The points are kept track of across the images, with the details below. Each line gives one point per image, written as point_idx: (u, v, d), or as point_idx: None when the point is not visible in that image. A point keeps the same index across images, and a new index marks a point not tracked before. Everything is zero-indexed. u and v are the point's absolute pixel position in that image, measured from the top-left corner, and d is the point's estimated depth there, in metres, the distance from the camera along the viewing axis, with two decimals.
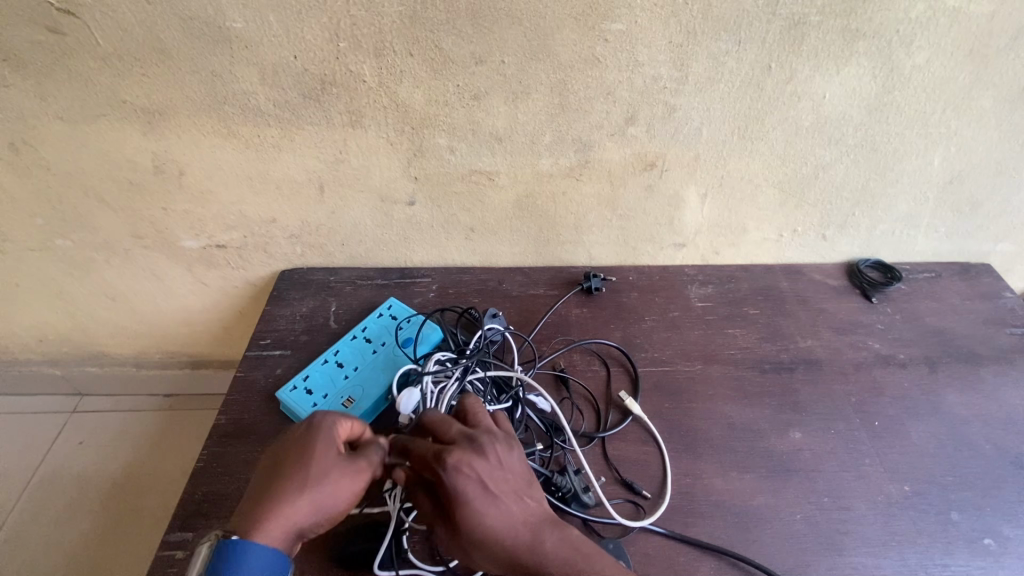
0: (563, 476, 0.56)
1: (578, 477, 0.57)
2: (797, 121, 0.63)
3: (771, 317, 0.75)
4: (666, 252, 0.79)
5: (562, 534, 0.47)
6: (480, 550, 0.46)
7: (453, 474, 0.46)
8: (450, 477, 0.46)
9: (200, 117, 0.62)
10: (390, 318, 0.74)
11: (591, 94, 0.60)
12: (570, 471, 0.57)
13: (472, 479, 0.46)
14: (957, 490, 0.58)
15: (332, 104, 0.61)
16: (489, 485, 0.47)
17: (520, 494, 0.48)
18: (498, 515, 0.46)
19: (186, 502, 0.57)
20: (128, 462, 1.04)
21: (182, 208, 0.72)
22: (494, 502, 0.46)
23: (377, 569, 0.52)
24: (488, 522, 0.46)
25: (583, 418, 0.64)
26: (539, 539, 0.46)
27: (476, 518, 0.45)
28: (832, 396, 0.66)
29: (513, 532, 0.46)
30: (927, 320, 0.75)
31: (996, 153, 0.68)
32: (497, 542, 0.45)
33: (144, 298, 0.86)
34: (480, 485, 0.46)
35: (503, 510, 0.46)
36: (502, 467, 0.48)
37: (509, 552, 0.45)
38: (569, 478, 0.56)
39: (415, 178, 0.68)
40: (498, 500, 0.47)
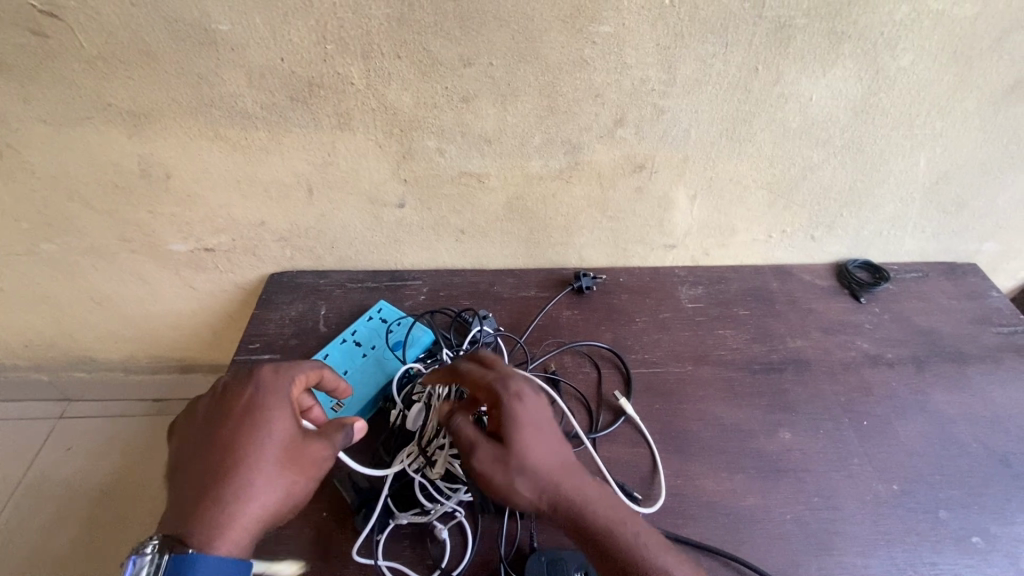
0: None
1: None
2: (784, 123, 0.64)
3: (761, 318, 0.75)
4: (657, 254, 0.79)
5: (598, 484, 0.50)
6: (523, 481, 0.47)
7: (512, 397, 0.49)
8: (512, 399, 0.49)
9: (187, 120, 0.62)
10: (380, 321, 0.73)
11: (580, 96, 0.60)
12: None
13: (527, 408, 0.49)
14: (944, 488, 0.59)
15: (320, 106, 0.60)
16: (539, 418, 0.50)
17: (561, 438, 0.51)
18: (546, 449, 0.49)
19: None
20: (117, 469, 1.03)
21: (170, 211, 0.72)
22: (544, 435, 0.49)
23: (355, 556, 0.52)
24: (536, 452, 0.48)
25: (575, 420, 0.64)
26: (580, 479, 0.49)
27: (526, 443, 0.48)
28: (821, 396, 0.66)
29: (559, 465, 0.49)
30: (915, 320, 0.75)
31: (981, 154, 0.68)
32: (543, 471, 0.48)
33: (132, 302, 0.85)
34: (532, 416, 0.49)
35: (547, 446, 0.49)
36: (547, 410, 0.52)
37: (552, 484, 0.48)
38: None
39: (405, 181, 0.68)
40: (547, 435, 0.50)
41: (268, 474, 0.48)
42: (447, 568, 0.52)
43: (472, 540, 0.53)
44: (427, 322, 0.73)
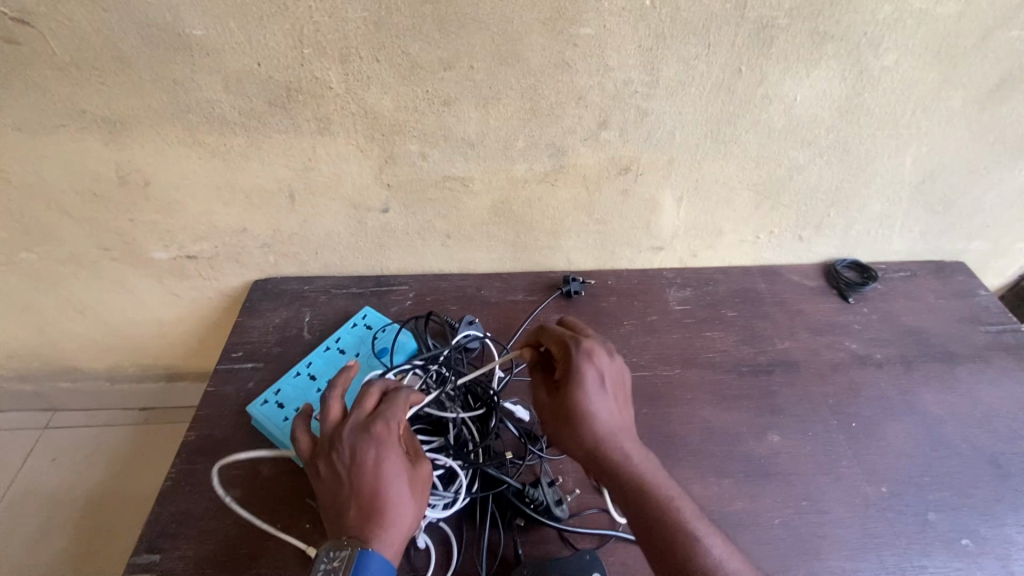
0: (535, 489, 0.55)
1: (552, 489, 0.56)
2: (769, 124, 0.63)
3: (749, 319, 0.75)
4: (644, 256, 0.79)
5: (645, 451, 0.52)
6: (575, 429, 0.51)
7: (583, 358, 0.52)
8: (580, 358, 0.52)
9: (164, 127, 0.61)
10: (365, 328, 0.72)
11: (563, 99, 0.60)
12: (544, 483, 0.56)
13: (595, 369, 0.52)
14: (934, 490, 0.58)
15: (299, 111, 0.60)
16: (605, 379, 0.53)
17: (622, 401, 0.54)
18: (605, 408, 0.52)
19: (154, 521, 0.55)
20: (104, 480, 1.02)
21: (150, 219, 0.71)
22: (604, 395, 0.52)
23: None
24: (594, 407, 0.51)
25: None
26: (628, 443, 0.51)
27: (587, 397, 0.51)
28: (810, 398, 0.66)
29: (612, 425, 0.52)
30: (903, 319, 0.75)
31: (966, 153, 0.68)
32: (594, 427, 0.51)
33: (114, 311, 0.84)
34: (599, 377, 0.52)
35: (609, 406, 0.52)
36: (618, 377, 0.54)
37: (599, 440, 0.51)
38: (542, 491, 0.55)
39: (388, 186, 0.67)
40: (608, 396, 0.53)
41: (413, 488, 0.49)
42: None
43: (455, 551, 0.53)
44: (412, 328, 0.72)
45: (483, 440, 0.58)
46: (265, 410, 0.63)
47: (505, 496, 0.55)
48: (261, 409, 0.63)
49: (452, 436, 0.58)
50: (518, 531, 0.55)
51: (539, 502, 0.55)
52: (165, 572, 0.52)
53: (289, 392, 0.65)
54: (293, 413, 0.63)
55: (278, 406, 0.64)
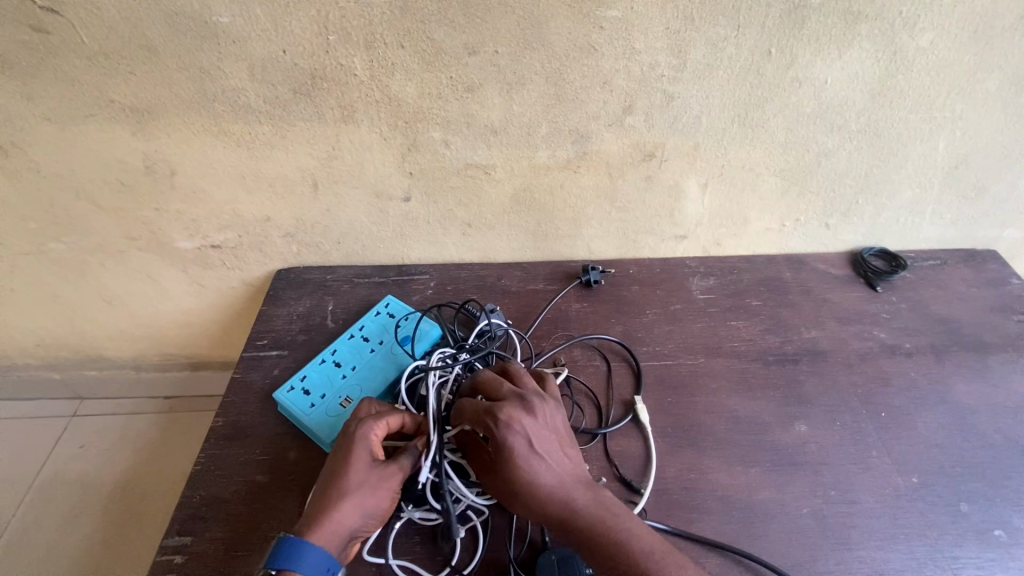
0: None
1: None
2: (798, 107, 0.62)
3: (774, 308, 0.74)
4: (667, 245, 0.78)
5: (595, 498, 0.49)
6: (521, 504, 0.49)
7: (505, 429, 0.49)
8: (501, 432, 0.49)
9: (190, 116, 0.61)
10: (388, 316, 0.73)
11: (587, 84, 0.59)
12: None
13: (521, 437, 0.49)
14: (966, 481, 0.57)
15: (323, 99, 0.60)
16: (534, 443, 0.49)
17: (561, 451, 0.51)
18: (541, 471, 0.49)
19: (185, 505, 0.56)
20: (130, 466, 1.04)
21: (175, 208, 0.71)
22: (536, 458, 0.49)
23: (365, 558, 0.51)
24: (533, 474, 0.48)
25: (583, 415, 0.62)
26: (575, 498, 0.48)
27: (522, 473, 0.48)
28: (838, 388, 0.65)
29: (558, 485, 0.49)
30: (933, 308, 0.73)
31: (1002, 137, 0.66)
32: (537, 494, 0.48)
33: (141, 300, 0.86)
34: (526, 441, 0.49)
35: (544, 470, 0.49)
36: (532, 431, 0.50)
37: (545, 503, 0.48)
38: None
39: (410, 174, 0.67)
40: (542, 457, 0.49)
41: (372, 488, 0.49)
42: (458, 566, 0.51)
43: (481, 536, 0.53)
44: (434, 317, 0.72)
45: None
46: (291, 396, 0.63)
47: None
48: (287, 395, 0.64)
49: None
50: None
51: None
52: (197, 554, 0.53)
53: (314, 379, 0.66)
54: (318, 400, 0.64)
55: (305, 393, 0.64)
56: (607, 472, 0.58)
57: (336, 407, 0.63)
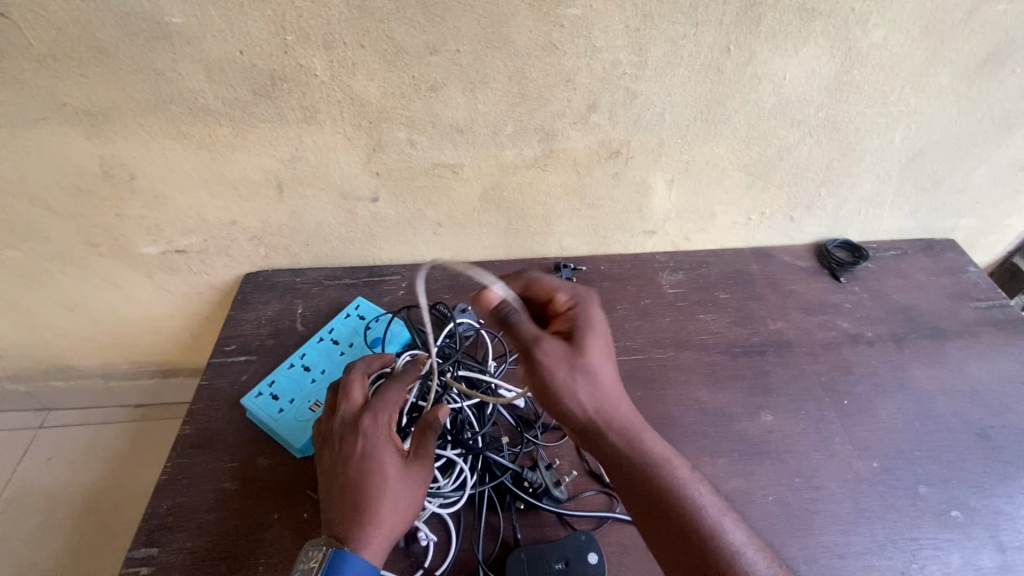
0: (534, 472, 0.56)
1: (550, 472, 0.57)
2: (759, 103, 0.63)
3: (741, 301, 0.75)
4: (637, 240, 0.79)
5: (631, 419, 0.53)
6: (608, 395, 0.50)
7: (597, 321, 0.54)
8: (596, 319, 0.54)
9: (147, 118, 0.60)
10: (358, 318, 0.72)
11: (550, 82, 0.59)
12: (542, 467, 0.57)
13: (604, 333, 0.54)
14: (925, 464, 0.59)
15: (284, 99, 0.59)
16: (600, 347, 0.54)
17: None
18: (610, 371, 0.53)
19: (152, 515, 0.55)
20: (101, 477, 1.02)
21: (136, 213, 0.70)
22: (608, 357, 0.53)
23: None
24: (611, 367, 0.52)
25: None
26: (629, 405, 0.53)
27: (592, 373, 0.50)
28: (803, 378, 0.66)
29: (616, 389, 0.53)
30: (894, 297, 0.75)
31: (955, 129, 0.68)
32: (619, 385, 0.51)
33: (106, 308, 0.84)
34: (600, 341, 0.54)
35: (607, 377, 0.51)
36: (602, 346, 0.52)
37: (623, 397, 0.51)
38: (540, 473, 0.56)
39: (377, 174, 0.67)
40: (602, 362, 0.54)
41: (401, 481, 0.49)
42: (430, 567, 0.52)
43: (454, 537, 0.53)
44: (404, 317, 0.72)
45: (482, 429, 0.57)
46: (259, 402, 0.63)
47: (503, 481, 0.55)
48: (255, 402, 0.63)
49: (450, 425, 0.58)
50: (517, 513, 0.55)
51: (538, 484, 0.56)
52: (165, 565, 0.52)
53: (283, 384, 0.65)
54: (287, 405, 0.63)
55: (273, 398, 0.63)
56: (579, 466, 0.59)
57: (305, 412, 0.63)
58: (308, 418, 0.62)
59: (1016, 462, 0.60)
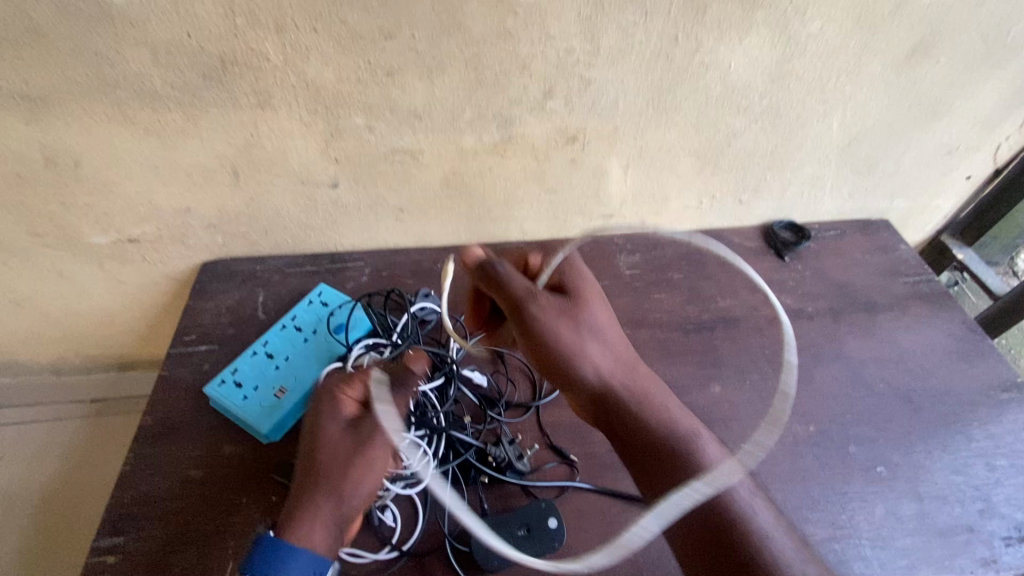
0: (498, 447, 0.59)
1: (513, 446, 0.59)
2: (706, 91, 0.66)
3: (693, 281, 0.79)
4: (596, 224, 0.81)
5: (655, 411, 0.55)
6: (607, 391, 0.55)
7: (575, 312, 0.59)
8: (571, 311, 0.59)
9: (91, 103, 0.58)
10: (321, 305, 0.72)
11: (507, 69, 0.60)
12: (505, 441, 0.59)
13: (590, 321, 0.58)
14: (855, 425, 0.64)
15: (236, 84, 0.58)
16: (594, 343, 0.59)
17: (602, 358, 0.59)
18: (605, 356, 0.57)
19: (115, 505, 0.55)
20: (57, 474, 0.98)
21: (84, 202, 0.68)
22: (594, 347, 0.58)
23: None
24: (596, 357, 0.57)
25: (516, 389, 0.65)
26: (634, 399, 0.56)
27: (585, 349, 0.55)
28: (749, 351, 0.71)
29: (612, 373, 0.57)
30: (833, 275, 0.81)
31: (887, 115, 0.73)
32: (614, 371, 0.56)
33: (54, 300, 0.81)
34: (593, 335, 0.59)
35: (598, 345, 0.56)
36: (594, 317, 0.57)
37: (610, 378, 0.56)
38: (503, 448, 0.58)
39: (335, 160, 0.66)
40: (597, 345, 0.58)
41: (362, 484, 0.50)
42: (397, 543, 0.54)
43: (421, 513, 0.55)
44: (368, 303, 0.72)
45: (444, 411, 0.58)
46: (222, 390, 0.63)
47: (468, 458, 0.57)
48: (218, 390, 0.63)
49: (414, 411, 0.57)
50: (482, 487, 0.58)
51: (501, 458, 0.58)
52: (132, 554, 0.53)
53: (246, 371, 0.65)
54: (251, 392, 0.63)
55: (236, 386, 0.63)
56: (540, 440, 0.61)
57: (269, 398, 0.63)
58: (272, 405, 0.62)
59: (935, 421, 0.66)
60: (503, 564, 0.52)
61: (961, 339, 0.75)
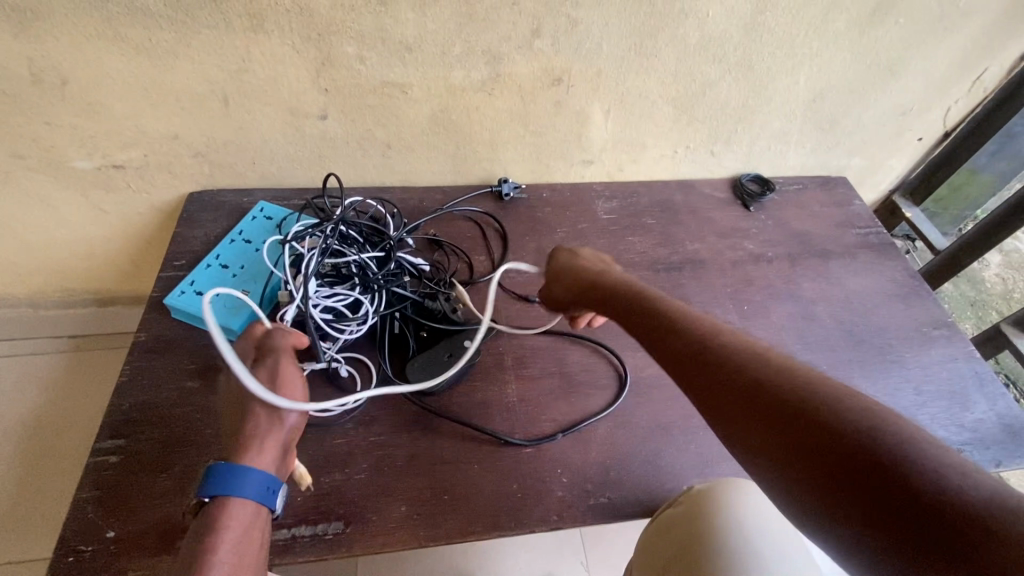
0: (434, 301, 0.66)
1: (449, 301, 0.67)
2: (684, 39, 0.69)
3: (665, 226, 0.84)
4: (576, 169, 0.85)
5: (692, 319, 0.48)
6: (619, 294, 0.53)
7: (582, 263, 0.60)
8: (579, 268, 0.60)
9: (80, 15, 0.58)
10: (265, 220, 0.75)
11: (496, 4, 0.63)
12: (441, 297, 0.66)
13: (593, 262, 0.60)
14: (803, 355, 0.71)
15: (229, 5, 0.59)
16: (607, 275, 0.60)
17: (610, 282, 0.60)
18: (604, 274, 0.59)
19: (115, 411, 0.58)
20: (39, 409, 0.99)
21: (69, 123, 0.67)
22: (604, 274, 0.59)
23: None
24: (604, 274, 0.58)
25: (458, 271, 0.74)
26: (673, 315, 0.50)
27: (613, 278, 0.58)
28: (713, 289, 0.77)
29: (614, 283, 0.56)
30: (793, 225, 0.87)
31: (849, 72, 0.78)
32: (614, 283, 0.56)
33: (34, 228, 0.81)
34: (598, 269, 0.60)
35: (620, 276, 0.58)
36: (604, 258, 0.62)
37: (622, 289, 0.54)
38: (439, 301, 0.66)
39: (326, 91, 0.68)
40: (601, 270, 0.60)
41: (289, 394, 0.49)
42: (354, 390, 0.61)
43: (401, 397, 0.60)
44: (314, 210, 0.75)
45: (382, 271, 0.65)
46: (183, 300, 0.65)
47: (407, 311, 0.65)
48: (178, 300, 0.65)
49: (356, 273, 0.64)
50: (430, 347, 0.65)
51: (438, 311, 0.65)
52: (133, 453, 0.56)
53: (204, 282, 0.68)
54: (213, 298, 0.66)
55: (197, 295, 0.66)
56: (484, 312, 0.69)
57: (232, 301, 0.66)
58: (237, 306, 0.65)
59: (873, 352, 0.73)
60: (445, 383, 0.61)
61: (902, 284, 0.82)
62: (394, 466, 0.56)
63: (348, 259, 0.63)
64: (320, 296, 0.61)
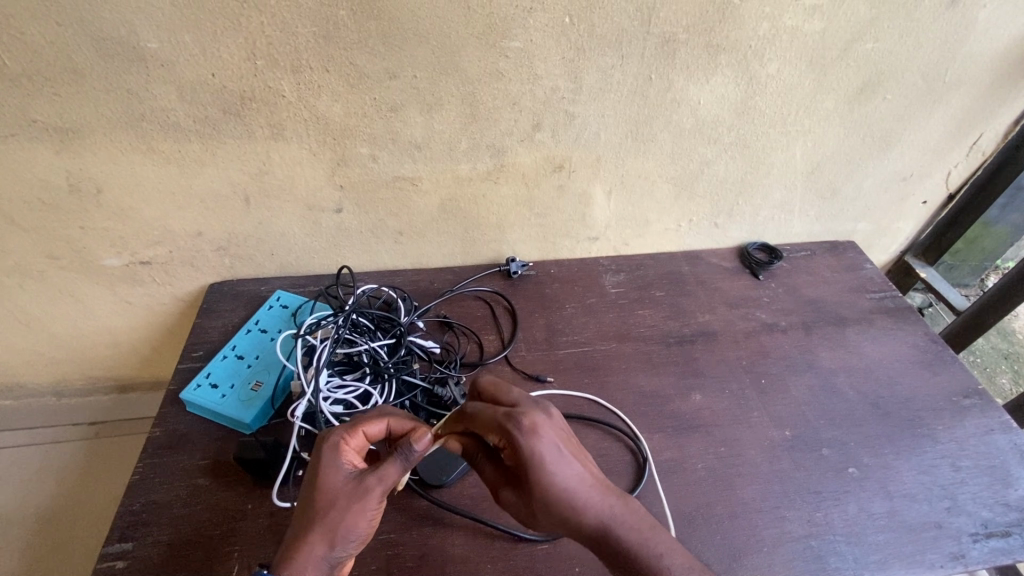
0: (444, 388, 0.66)
1: (458, 387, 0.67)
2: (679, 124, 0.73)
3: (674, 298, 0.84)
4: (582, 246, 0.87)
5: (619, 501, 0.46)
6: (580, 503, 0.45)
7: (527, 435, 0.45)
8: (525, 438, 0.45)
9: (118, 134, 0.63)
10: (282, 309, 0.77)
11: (498, 104, 0.67)
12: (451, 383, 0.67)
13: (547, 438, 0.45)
14: (827, 429, 0.69)
15: (253, 118, 0.64)
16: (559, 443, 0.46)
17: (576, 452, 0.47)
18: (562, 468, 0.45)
19: (125, 513, 0.58)
20: (52, 501, 0.97)
21: (101, 226, 0.72)
22: (563, 458, 0.45)
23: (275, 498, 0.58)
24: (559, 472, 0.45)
25: (467, 351, 0.75)
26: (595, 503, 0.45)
27: (544, 473, 0.45)
28: (727, 362, 0.76)
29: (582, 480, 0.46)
30: (804, 291, 0.86)
31: (844, 146, 0.80)
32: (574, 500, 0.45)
33: (63, 321, 0.84)
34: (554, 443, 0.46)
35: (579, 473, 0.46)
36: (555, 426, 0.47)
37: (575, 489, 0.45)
38: (449, 388, 0.66)
39: (340, 187, 0.72)
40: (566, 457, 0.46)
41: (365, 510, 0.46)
42: None
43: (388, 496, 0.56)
44: (327, 298, 0.78)
45: (393, 360, 0.66)
46: (199, 393, 0.66)
47: (417, 398, 0.65)
48: (194, 393, 0.66)
49: (367, 362, 0.65)
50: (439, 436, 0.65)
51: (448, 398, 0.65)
52: (140, 558, 0.55)
53: (219, 374, 0.69)
54: (228, 390, 0.67)
55: (212, 387, 0.67)
56: None
57: (246, 391, 0.67)
58: (251, 397, 0.66)
59: (901, 425, 0.70)
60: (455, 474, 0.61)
61: (924, 350, 0.80)
62: (405, 567, 0.54)
63: (359, 350, 0.64)
64: (332, 387, 0.62)
